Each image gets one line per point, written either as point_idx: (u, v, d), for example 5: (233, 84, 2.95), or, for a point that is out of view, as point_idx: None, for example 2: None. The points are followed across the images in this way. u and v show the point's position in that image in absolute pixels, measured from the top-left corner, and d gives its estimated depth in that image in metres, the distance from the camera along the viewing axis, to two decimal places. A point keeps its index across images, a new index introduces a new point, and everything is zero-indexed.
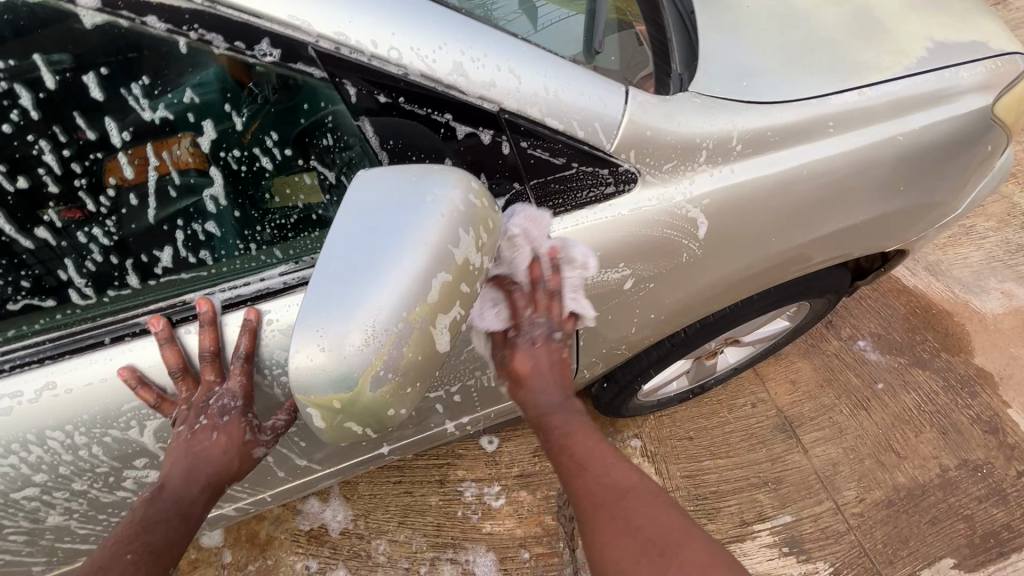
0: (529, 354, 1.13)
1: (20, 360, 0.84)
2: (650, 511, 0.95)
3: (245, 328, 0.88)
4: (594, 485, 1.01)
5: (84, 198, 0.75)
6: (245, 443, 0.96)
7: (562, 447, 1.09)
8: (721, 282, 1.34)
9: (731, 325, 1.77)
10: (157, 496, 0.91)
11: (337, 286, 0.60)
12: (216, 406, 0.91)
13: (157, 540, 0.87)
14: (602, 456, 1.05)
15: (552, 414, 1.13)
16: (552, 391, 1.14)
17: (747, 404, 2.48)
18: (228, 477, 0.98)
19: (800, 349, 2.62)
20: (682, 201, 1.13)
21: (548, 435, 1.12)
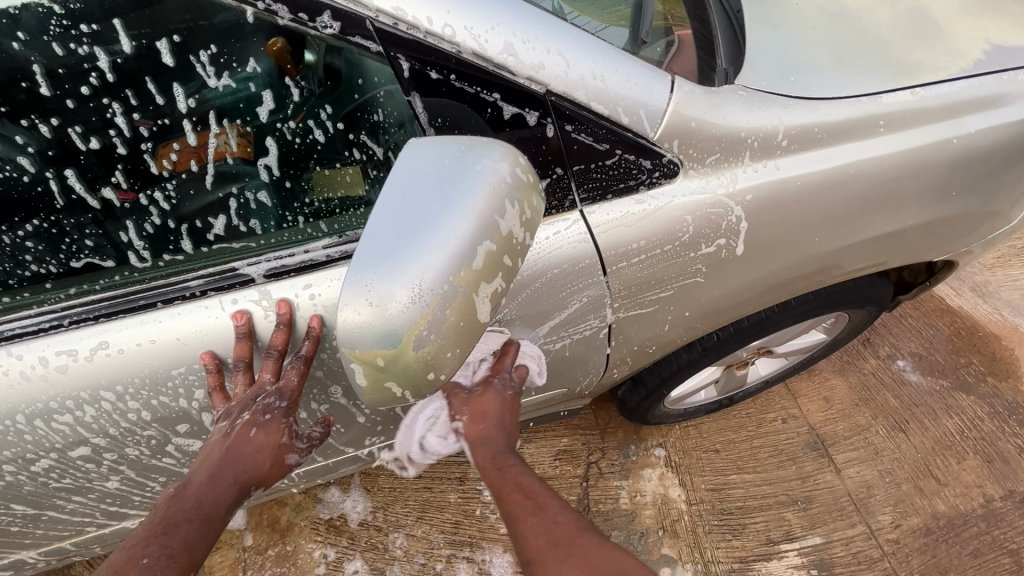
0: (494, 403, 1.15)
1: (76, 318, 0.88)
2: (607, 554, 0.85)
3: (311, 335, 0.93)
4: (548, 526, 0.92)
5: (148, 160, 0.79)
6: (281, 447, 1.01)
7: (514, 488, 1.01)
8: (758, 283, 1.31)
9: (766, 332, 1.73)
10: (179, 497, 0.93)
11: (389, 243, 0.61)
12: (265, 405, 0.96)
13: (175, 544, 0.87)
14: (552, 500, 0.97)
15: (498, 461, 1.08)
16: (497, 439, 1.12)
17: (777, 419, 2.42)
18: (258, 482, 1.00)
19: (835, 366, 2.54)
20: (724, 195, 1.11)
21: (495, 476, 1.05)
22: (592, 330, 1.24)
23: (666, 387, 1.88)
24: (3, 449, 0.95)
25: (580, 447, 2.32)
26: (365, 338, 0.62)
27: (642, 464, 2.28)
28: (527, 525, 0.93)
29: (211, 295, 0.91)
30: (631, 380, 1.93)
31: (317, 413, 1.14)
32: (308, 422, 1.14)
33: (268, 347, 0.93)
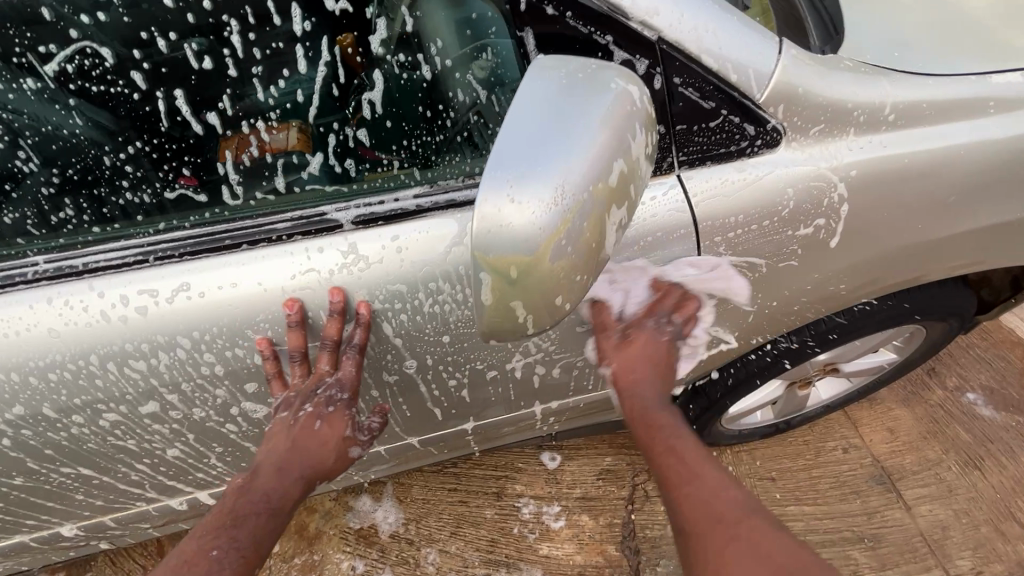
0: (649, 349, 1.19)
1: (163, 254, 0.85)
2: (778, 539, 0.86)
3: (361, 324, 0.93)
4: (709, 495, 0.95)
5: (257, 83, 0.86)
6: (343, 441, 1.07)
7: (668, 450, 1.05)
8: (848, 275, 1.22)
9: (844, 340, 1.62)
10: (249, 488, 0.97)
11: (530, 143, 0.57)
12: (321, 398, 0.99)
13: (245, 536, 0.91)
14: (711, 475, 0.98)
15: (664, 417, 1.12)
16: (654, 387, 1.17)
17: (837, 448, 2.25)
18: (321, 474, 1.05)
19: (897, 396, 2.37)
20: (826, 168, 1.05)
21: (643, 433, 1.10)
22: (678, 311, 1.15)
23: (727, 399, 1.77)
24: (74, 396, 0.91)
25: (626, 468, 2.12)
26: (495, 243, 0.56)
27: None
28: (687, 489, 0.97)
29: (298, 241, 0.88)
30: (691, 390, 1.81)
31: (388, 386, 1.09)
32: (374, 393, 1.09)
33: (325, 340, 0.93)
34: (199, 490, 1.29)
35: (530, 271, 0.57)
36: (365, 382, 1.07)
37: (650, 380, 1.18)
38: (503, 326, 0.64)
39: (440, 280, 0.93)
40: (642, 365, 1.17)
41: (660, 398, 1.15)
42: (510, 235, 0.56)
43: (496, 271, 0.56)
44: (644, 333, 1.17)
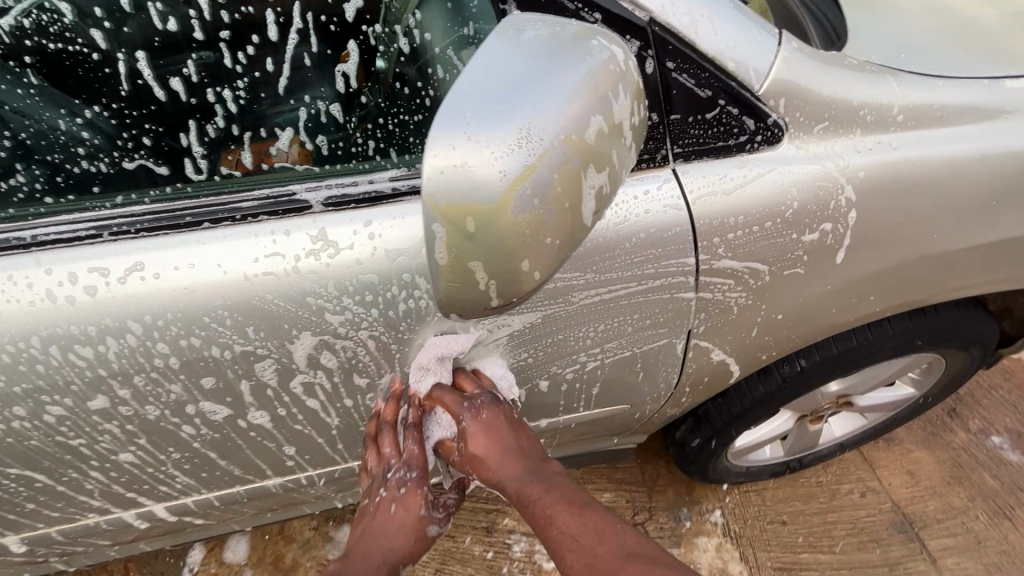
0: (485, 438, 1.00)
1: (120, 230, 0.80)
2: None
3: (415, 403, 1.04)
4: (596, 561, 0.82)
5: (224, 51, 0.89)
6: (422, 522, 1.04)
7: (545, 519, 0.90)
8: (861, 288, 1.14)
9: (856, 366, 1.52)
10: (337, 574, 0.98)
11: (498, 85, 0.52)
12: (394, 480, 1.03)
13: None
14: (590, 527, 0.86)
15: (541, 486, 0.95)
16: (521, 462, 0.99)
17: (854, 492, 2.14)
18: (407, 558, 1.02)
19: (917, 437, 2.30)
20: (836, 170, 0.99)
21: (526, 513, 0.93)
22: (672, 316, 1.07)
23: (732, 429, 1.66)
24: (14, 382, 0.84)
25: (625, 506, 2.14)
26: (446, 188, 0.50)
27: (697, 530, 2.05)
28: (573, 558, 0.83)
29: (264, 222, 0.83)
30: (694, 417, 1.71)
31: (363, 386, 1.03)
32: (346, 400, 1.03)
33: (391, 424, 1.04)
34: (156, 501, 1.19)
35: (485, 223, 0.51)
36: (337, 380, 1.02)
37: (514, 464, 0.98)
38: (457, 289, 0.56)
39: (415, 269, 0.89)
40: (508, 453, 0.99)
41: (536, 469, 0.98)
42: (463, 182, 0.50)
43: (449, 220, 0.50)
44: (472, 428, 1.00)
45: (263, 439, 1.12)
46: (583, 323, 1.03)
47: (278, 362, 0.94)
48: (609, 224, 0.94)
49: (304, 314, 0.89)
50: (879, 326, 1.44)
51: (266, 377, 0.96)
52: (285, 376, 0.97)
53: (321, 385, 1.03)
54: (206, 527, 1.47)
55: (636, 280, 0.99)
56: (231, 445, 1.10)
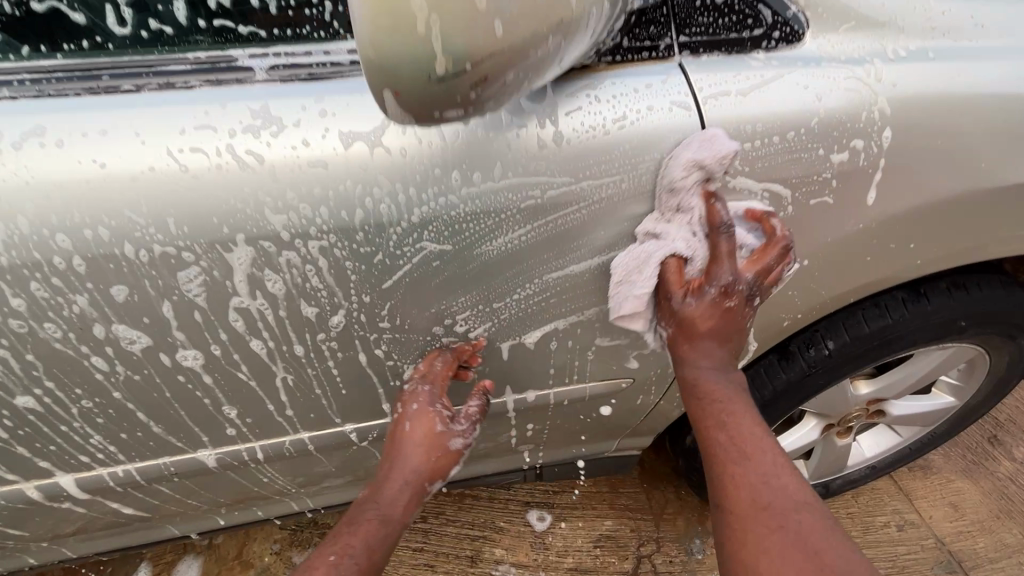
0: (719, 316, 0.89)
1: (27, 88, 0.71)
2: (831, 538, 0.74)
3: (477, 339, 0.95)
4: (763, 486, 0.80)
5: None
6: (438, 439, 1.00)
7: (720, 424, 0.87)
8: (900, 231, 0.99)
9: (893, 351, 1.32)
10: (371, 497, 0.97)
11: None
12: (411, 396, 0.97)
13: (356, 545, 0.88)
14: (770, 457, 0.83)
15: (728, 391, 0.91)
16: (719, 355, 0.91)
17: (890, 524, 1.95)
18: (431, 475, 1.02)
19: (956, 465, 2.11)
20: (872, 86, 0.88)
21: (697, 406, 0.91)
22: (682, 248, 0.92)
23: None
24: None
25: (629, 534, 1.97)
26: None
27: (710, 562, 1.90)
28: (740, 472, 0.82)
29: (196, 88, 0.72)
30: None
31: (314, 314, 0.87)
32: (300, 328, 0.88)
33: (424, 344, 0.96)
34: (66, 470, 1.00)
35: None
36: (282, 311, 0.86)
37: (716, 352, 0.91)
38: (387, 30, 0.51)
39: (376, 160, 0.76)
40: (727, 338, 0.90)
41: (727, 372, 0.92)
42: None
43: None
44: (716, 297, 0.87)
45: (193, 390, 0.94)
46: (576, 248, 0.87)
47: (207, 276, 0.78)
48: (605, 124, 0.80)
49: (239, 207, 0.74)
50: (916, 302, 1.26)
51: (191, 296, 0.80)
52: (218, 299, 0.82)
53: (263, 319, 0.87)
54: (136, 522, 1.26)
55: (636, 193, 0.84)
56: (154, 396, 0.92)
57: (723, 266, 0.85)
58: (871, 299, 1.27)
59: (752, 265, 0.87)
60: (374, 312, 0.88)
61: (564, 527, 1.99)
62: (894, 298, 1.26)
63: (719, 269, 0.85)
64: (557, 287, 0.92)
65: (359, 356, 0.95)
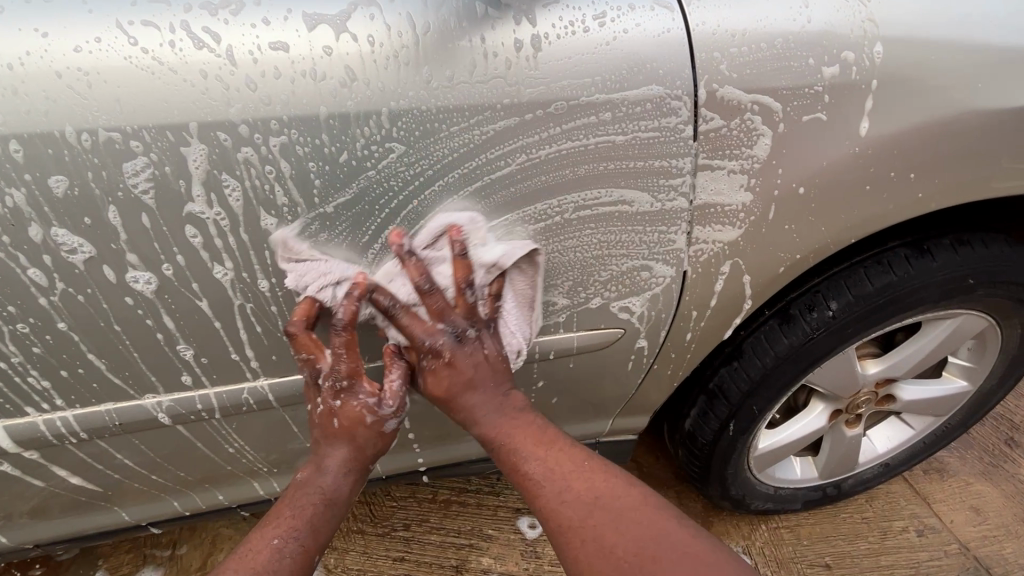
0: (448, 375, 0.91)
1: None
2: (629, 526, 0.83)
3: (352, 295, 0.85)
4: (563, 501, 0.86)
5: None
6: (371, 425, 0.92)
7: (517, 459, 0.92)
8: (893, 156, 0.95)
9: (899, 314, 1.25)
10: (305, 482, 0.91)
11: None
12: (327, 389, 0.88)
13: (298, 537, 0.85)
14: (559, 468, 0.90)
15: (508, 425, 0.93)
16: (489, 400, 0.93)
17: (909, 529, 1.80)
18: (371, 457, 0.95)
19: (976, 468, 1.96)
20: (861, 3, 0.88)
21: (496, 450, 0.94)
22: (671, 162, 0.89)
23: (752, 406, 1.34)
24: None
25: None
26: None
27: None
28: (545, 503, 0.87)
29: None
30: (705, 395, 1.37)
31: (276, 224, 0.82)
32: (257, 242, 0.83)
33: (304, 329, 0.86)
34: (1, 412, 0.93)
35: None
36: (237, 221, 0.81)
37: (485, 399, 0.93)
38: None
39: (341, 46, 0.76)
40: (481, 381, 0.93)
41: (494, 410, 0.93)
42: None
43: None
44: (433, 367, 0.91)
45: (140, 318, 0.87)
46: (556, 154, 0.85)
47: (155, 171, 0.75)
48: (585, 21, 0.81)
49: (195, 91, 0.72)
50: (920, 258, 1.20)
51: (138, 193, 0.76)
52: (167, 201, 0.77)
53: (219, 234, 0.81)
54: (73, 502, 1.14)
55: (627, 95, 0.83)
56: (99, 323, 0.86)
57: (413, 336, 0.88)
58: (873, 257, 1.20)
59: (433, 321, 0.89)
60: (351, 224, 0.84)
61: None
62: (897, 254, 1.20)
63: (421, 332, 0.88)
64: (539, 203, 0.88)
65: (328, 283, 0.88)
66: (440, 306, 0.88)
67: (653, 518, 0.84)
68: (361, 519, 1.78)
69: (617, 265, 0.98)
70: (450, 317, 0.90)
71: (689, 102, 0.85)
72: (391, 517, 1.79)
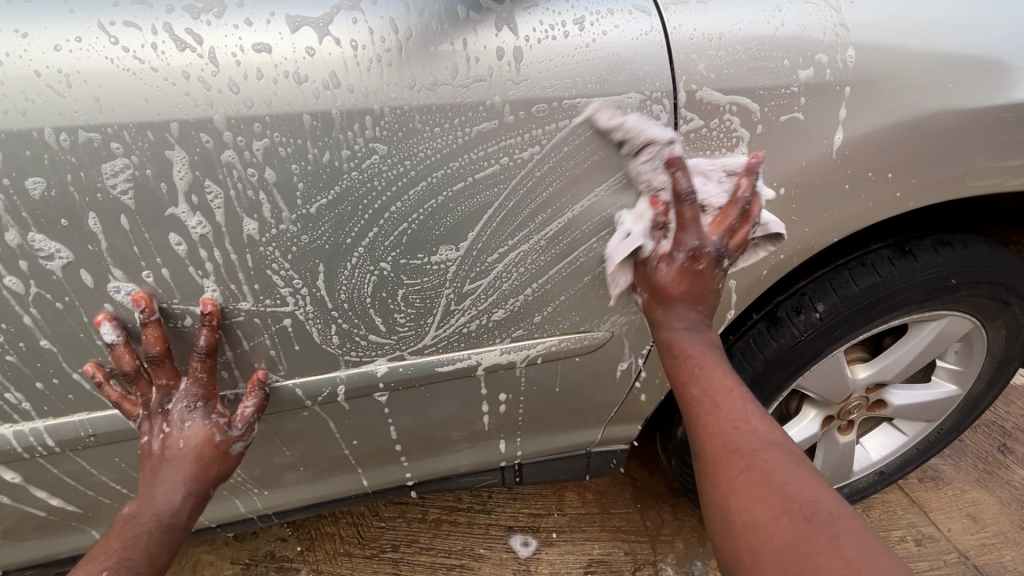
0: (687, 283, 0.94)
1: None
2: (802, 477, 0.74)
3: (208, 323, 0.87)
4: (734, 425, 0.82)
5: None
6: (218, 446, 0.95)
7: (695, 373, 0.90)
8: (868, 155, 0.97)
9: (886, 315, 1.26)
10: (138, 511, 0.87)
11: None
12: (177, 413, 0.92)
13: (136, 558, 0.81)
14: (739, 402, 0.86)
15: (701, 347, 0.94)
16: (694, 318, 0.96)
17: (907, 539, 1.77)
18: (212, 482, 0.96)
19: (970, 476, 1.95)
20: (833, 7, 0.91)
21: (675, 360, 0.93)
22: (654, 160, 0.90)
23: None
24: None
25: (623, 558, 1.68)
26: None
27: None
28: (711, 419, 0.84)
29: None
30: None
31: (261, 226, 0.82)
32: (239, 245, 0.83)
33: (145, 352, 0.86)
34: None
35: None
36: (219, 224, 0.81)
37: (688, 313, 0.95)
38: None
39: (324, 48, 0.77)
40: (705, 306, 0.97)
41: (699, 329, 0.96)
42: None
43: None
44: (671, 270, 0.94)
45: (119, 325, 0.86)
46: (539, 155, 0.86)
47: (135, 172, 0.74)
48: (565, 24, 0.83)
49: (175, 91, 0.73)
50: (903, 259, 1.22)
51: (116, 195, 0.75)
52: (148, 204, 0.77)
53: (200, 236, 0.81)
54: (44, 525, 1.09)
55: (607, 96, 0.85)
56: (74, 330, 0.84)
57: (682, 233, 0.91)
58: (856, 259, 1.22)
59: (728, 226, 0.93)
60: (338, 225, 0.85)
61: (553, 552, 1.70)
62: (880, 256, 1.22)
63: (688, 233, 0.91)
64: (524, 202, 0.89)
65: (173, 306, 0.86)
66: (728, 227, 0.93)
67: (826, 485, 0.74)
68: (349, 540, 1.73)
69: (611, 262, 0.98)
70: (730, 240, 0.94)
71: (669, 104, 0.87)
72: (379, 538, 1.74)
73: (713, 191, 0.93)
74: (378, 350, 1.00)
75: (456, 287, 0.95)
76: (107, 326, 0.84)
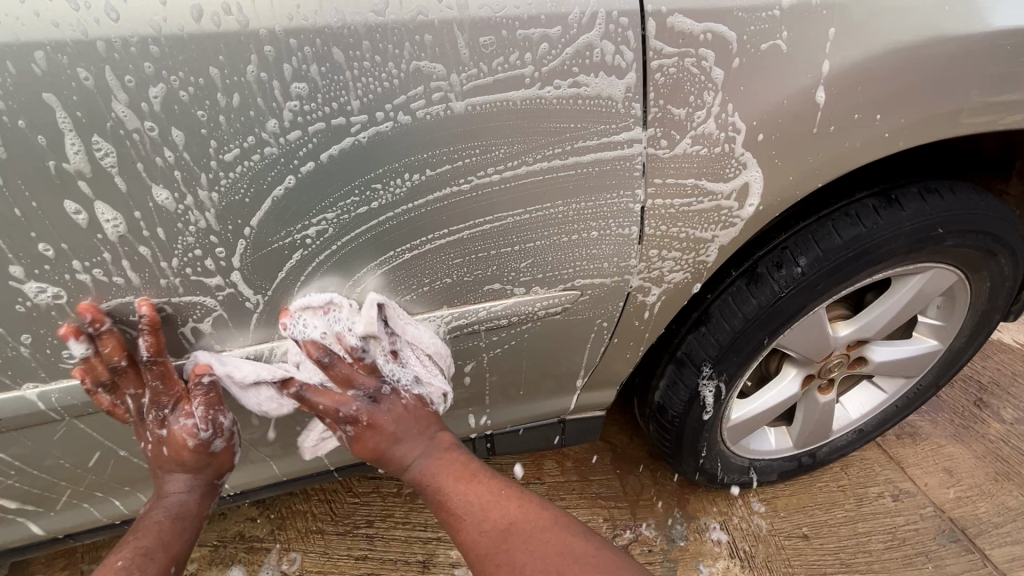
0: (389, 423, 0.98)
1: None
2: (540, 539, 0.93)
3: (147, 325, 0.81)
4: (480, 527, 0.94)
5: None
6: (195, 448, 0.96)
7: (442, 498, 0.97)
8: (853, 91, 0.88)
9: (869, 269, 1.19)
10: (156, 500, 0.97)
11: None
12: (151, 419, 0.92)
13: (149, 546, 0.91)
14: (481, 498, 0.97)
15: (438, 463, 1.00)
16: (419, 444, 1.00)
17: (885, 495, 1.77)
18: (215, 473, 1.01)
19: (947, 431, 1.95)
20: None
21: (426, 492, 1.00)
22: (620, 101, 0.81)
23: (721, 373, 1.27)
24: None
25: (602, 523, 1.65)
26: None
27: (696, 550, 1.60)
28: (467, 537, 0.94)
29: None
30: (673, 363, 1.30)
31: (171, 185, 0.72)
32: (144, 207, 0.73)
33: (112, 358, 0.83)
34: None
35: None
36: (116, 181, 0.70)
37: (415, 444, 0.99)
38: None
39: None
40: (404, 433, 1.00)
41: (426, 449, 1.00)
42: None
43: None
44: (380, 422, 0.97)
45: (13, 303, 0.75)
46: (488, 91, 0.75)
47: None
48: None
49: (36, 18, 0.61)
50: (889, 208, 1.15)
51: None
52: (22, 157, 0.66)
53: (93, 195, 0.70)
54: None
55: (562, 25, 0.74)
56: None
57: (332, 404, 0.95)
58: (839, 210, 1.15)
59: (345, 379, 0.95)
60: (257, 177, 0.74)
61: None
62: (865, 206, 1.15)
63: (362, 380, 0.96)
64: (477, 147, 0.79)
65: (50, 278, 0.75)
66: (348, 375, 0.95)
67: (562, 522, 0.97)
68: (321, 518, 1.67)
69: (584, 228, 0.91)
70: (356, 380, 0.96)
71: (635, 35, 0.77)
72: (353, 514, 1.68)
73: (317, 332, 0.90)
74: (318, 319, 0.89)
75: (404, 245, 0.85)
76: (74, 341, 0.80)
